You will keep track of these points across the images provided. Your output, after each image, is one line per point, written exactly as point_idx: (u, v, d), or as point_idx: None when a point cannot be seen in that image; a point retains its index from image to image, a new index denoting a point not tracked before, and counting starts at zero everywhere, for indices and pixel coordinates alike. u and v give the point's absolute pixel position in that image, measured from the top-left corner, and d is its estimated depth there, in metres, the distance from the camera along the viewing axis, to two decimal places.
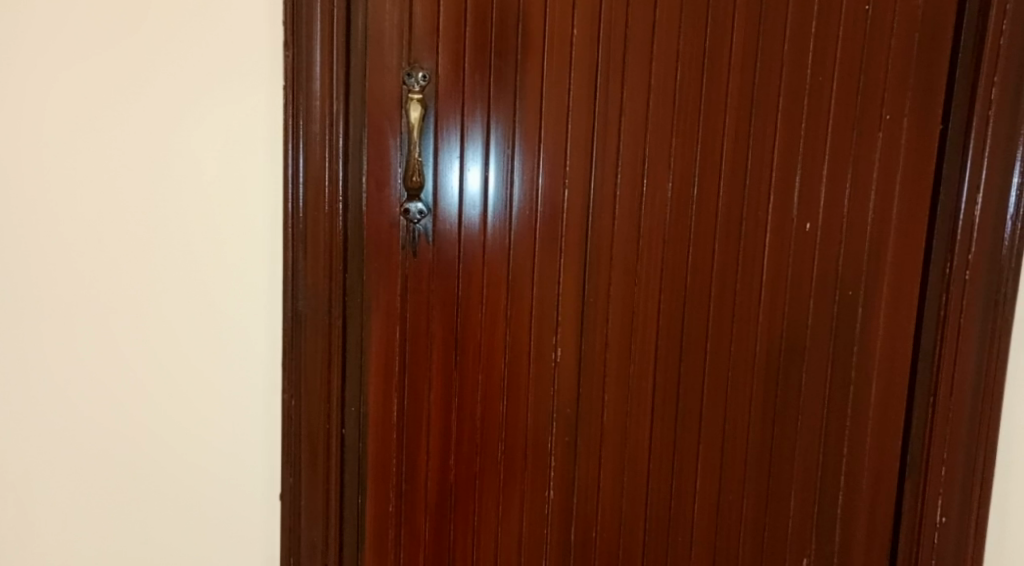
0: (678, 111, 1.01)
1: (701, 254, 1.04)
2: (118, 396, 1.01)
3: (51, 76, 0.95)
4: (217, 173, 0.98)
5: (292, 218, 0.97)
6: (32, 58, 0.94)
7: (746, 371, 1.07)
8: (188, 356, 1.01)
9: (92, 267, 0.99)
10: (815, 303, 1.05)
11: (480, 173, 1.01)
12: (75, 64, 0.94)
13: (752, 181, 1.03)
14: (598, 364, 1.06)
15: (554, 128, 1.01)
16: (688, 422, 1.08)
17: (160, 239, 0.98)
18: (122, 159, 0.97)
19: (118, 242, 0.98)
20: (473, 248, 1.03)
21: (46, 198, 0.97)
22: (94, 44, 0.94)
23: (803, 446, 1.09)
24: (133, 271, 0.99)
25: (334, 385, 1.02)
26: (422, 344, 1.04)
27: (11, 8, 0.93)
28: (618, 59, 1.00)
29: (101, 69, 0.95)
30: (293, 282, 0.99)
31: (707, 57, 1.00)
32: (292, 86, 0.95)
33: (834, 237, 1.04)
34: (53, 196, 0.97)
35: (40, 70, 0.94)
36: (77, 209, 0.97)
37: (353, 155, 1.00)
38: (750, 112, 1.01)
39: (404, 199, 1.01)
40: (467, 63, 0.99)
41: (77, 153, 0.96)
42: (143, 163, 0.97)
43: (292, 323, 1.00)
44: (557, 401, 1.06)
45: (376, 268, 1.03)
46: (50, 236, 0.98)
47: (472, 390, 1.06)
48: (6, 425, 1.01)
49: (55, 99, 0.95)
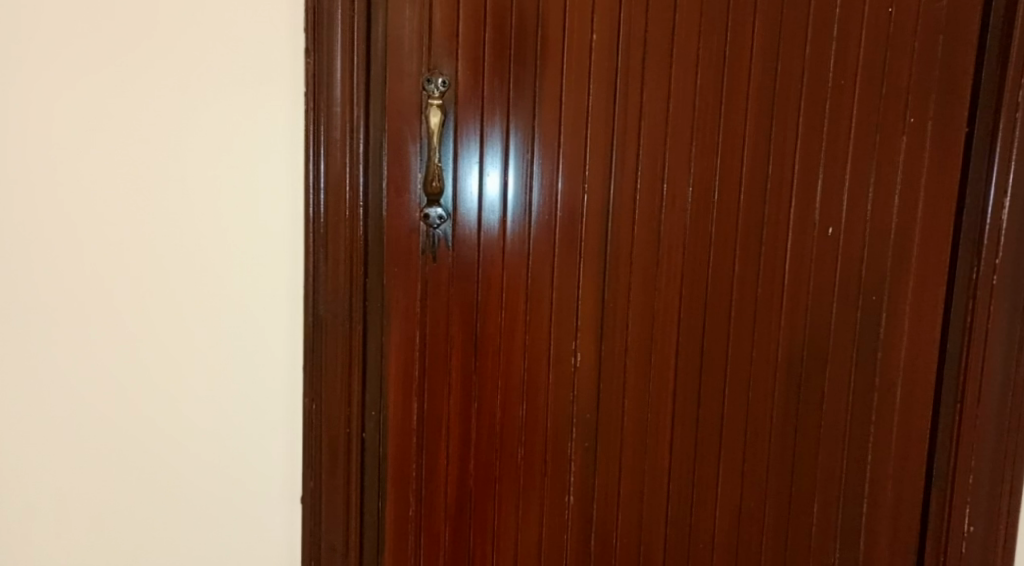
0: (698, 115, 1.01)
1: (721, 258, 1.03)
2: (139, 400, 1.03)
3: (73, 88, 0.97)
4: (237, 179, 0.99)
5: (313, 223, 0.98)
6: (58, 70, 0.96)
7: (767, 376, 1.06)
8: (209, 361, 1.02)
9: (110, 273, 1.00)
10: (838, 309, 1.04)
11: (499, 178, 1.02)
12: (97, 74, 0.96)
13: (773, 185, 1.02)
14: (617, 370, 1.06)
15: (573, 133, 1.01)
16: (708, 427, 1.07)
17: (181, 247, 1.00)
18: (144, 168, 0.98)
19: (140, 249, 1.00)
20: (491, 253, 1.03)
21: (70, 208, 0.99)
22: (111, 59, 0.96)
23: (825, 452, 1.07)
24: (155, 278, 1.01)
25: (355, 388, 1.03)
26: (441, 348, 1.05)
27: (37, 23, 0.95)
28: (638, 64, 1.00)
29: (122, 81, 0.97)
30: (314, 286, 1.00)
31: (727, 62, 1.00)
32: (313, 92, 0.96)
33: (856, 241, 1.03)
34: (76, 205, 0.99)
35: (63, 83, 0.96)
36: (100, 217, 0.99)
37: (373, 161, 1.01)
38: (771, 117, 1.01)
39: (424, 204, 1.02)
40: (487, 69, 0.99)
41: (101, 162, 0.98)
42: (164, 171, 0.98)
43: (313, 328, 1.01)
44: (576, 406, 1.06)
45: (396, 273, 1.03)
46: (74, 245, 1.00)
47: (491, 394, 1.06)
48: (29, 433, 1.03)
49: (78, 110, 0.97)
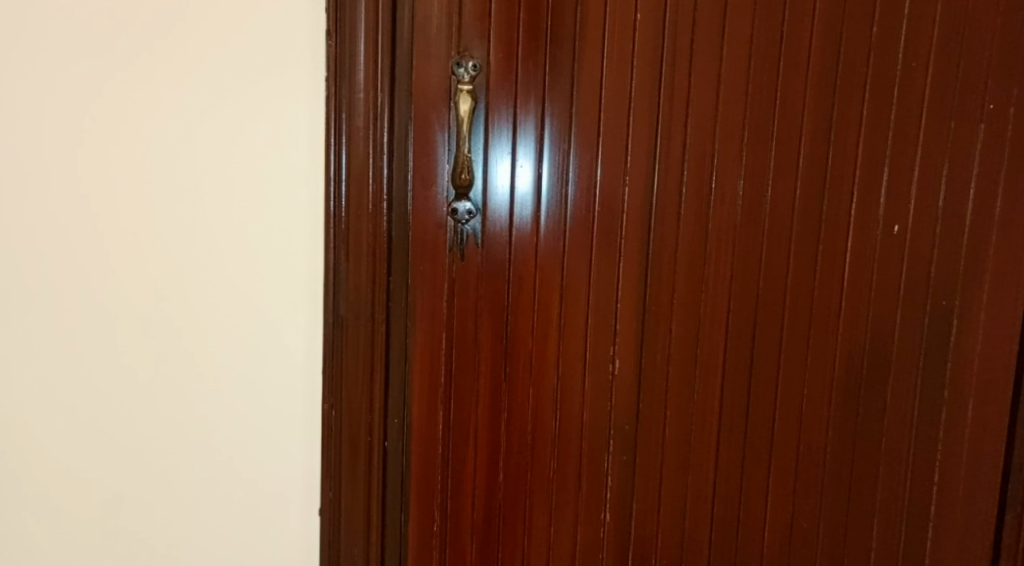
0: (751, 102, 0.92)
1: (774, 259, 0.95)
2: (156, 411, 0.97)
3: (87, 82, 0.91)
4: (259, 175, 0.93)
5: (334, 217, 0.92)
6: (66, 61, 0.91)
7: (822, 387, 0.97)
8: (228, 367, 0.96)
9: (127, 277, 0.95)
10: (903, 315, 0.95)
11: (533, 170, 0.94)
12: (114, 67, 0.91)
13: (832, 178, 0.93)
14: (659, 378, 0.98)
15: (614, 122, 0.93)
16: (756, 441, 0.99)
17: (201, 247, 0.94)
18: (164, 164, 0.92)
19: (157, 250, 0.94)
20: (524, 251, 0.95)
21: (86, 207, 0.93)
22: (122, 42, 0.90)
23: (886, 471, 0.98)
24: (173, 280, 0.95)
25: (377, 394, 0.97)
26: (468, 353, 0.98)
27: (41, 11, 0.90)
28: (685, 46, 0.91)
29: (139, 73, 0.91)
30: (334, 285, 0.94)
31: (784, 44, 0.91)
32: (335, 77, 0.90)
33: (925, 241, 0.93)
34: (93, 204, 0.93)
35: (75, 75, 0.91)
36: (117, 215, 0.94)
37: (397, 151, 0.94)
38: (832, 104, 0.92)
39: (452, 198, 0.95)
40: (521, 52, 0.92)
41: (119, 158, 0.92)
42: (184, 168, 0.93)
43: (333, 330, 0.94)
44: (614, 416, 0.99)
45: (421, 272, 0.96)
46: (91, 245, 0.94)
47: (522, 402, 0.99)
48: (38, 447, 0.98)
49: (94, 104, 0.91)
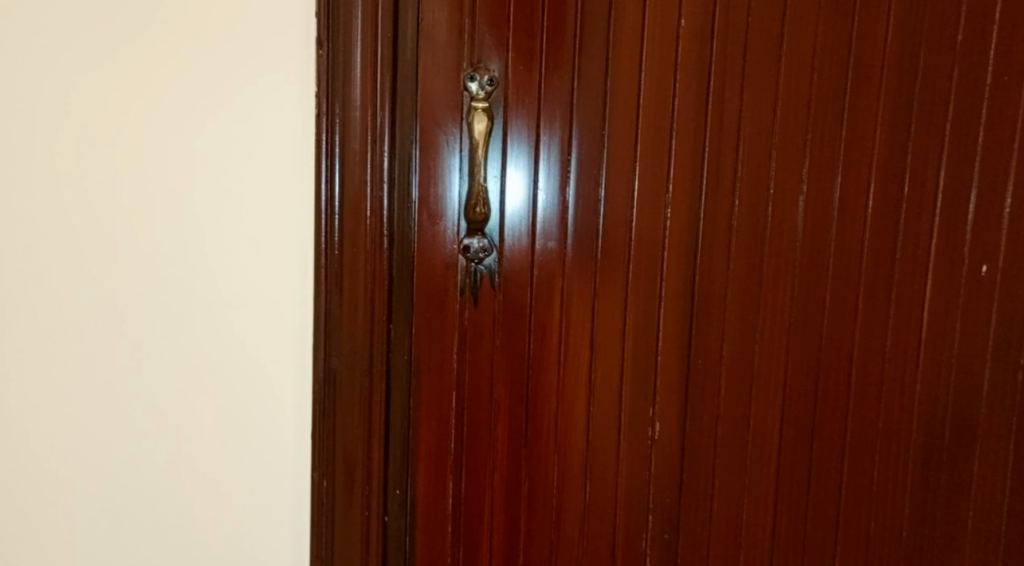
0: (815, 121, 0.79)
1: (840, 303, 0.81)
2: (135, 480, 0.80)
3: (72, 78, 0.75)
4: (259, 210, 0.78)
5: (325, 255, 0.77)
6: (36, 55, 0.75)
7: (897, 452, 0.83)
8: (215, 437, 0.80)
9: (97, 327, 0.78)
10: (992, 368, 0.82)
11: (558, 200, 0.80)
12: (85, 74, 0.75)
13: (910, 209, 0.80)
14: (705, 442, 0.84)
15: (653, 144, 0.79)
16: (819, 515, 0.85)
17: (203, 293, 0.78)
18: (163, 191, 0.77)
19: (153, 293, 0.78)
20: (548, 295, 0.81)
21: (69, 231, 0.77)
22: (64, 46, 0.75)
23: (971, 548, 0.85)
24: (169, 329, 0.79)
25: (375, 462, 0.82)
26: (482, 413, 0.83)
27: None
28: (737, 55, 0.78)
29: (138, 72, 0.75)
30: (325, 334, 0.79)
31: (854, 53, 0.78)
32: (327, 88, 0.76)
33: (1017, 283, 0.80)
34: (79, 226, 0.77)
35: (56, 68, 0.75)
36: (86, 253, 0.77)
37: (400, 176, 0.79)
38: (909, 123, 0.79)
39: (463, 233, 0.81)
40: (544, 63, 0.78)
41: (89, 182, 0.76)
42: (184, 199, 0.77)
43: (325, 388, 0.79)
44: (653, 487, 0.84)
45: (426, 319, 0.82)
46: (66, 276, 0.77)
47: (546, 472, 0.84)
48: None
49: (81, 107, 0.75)
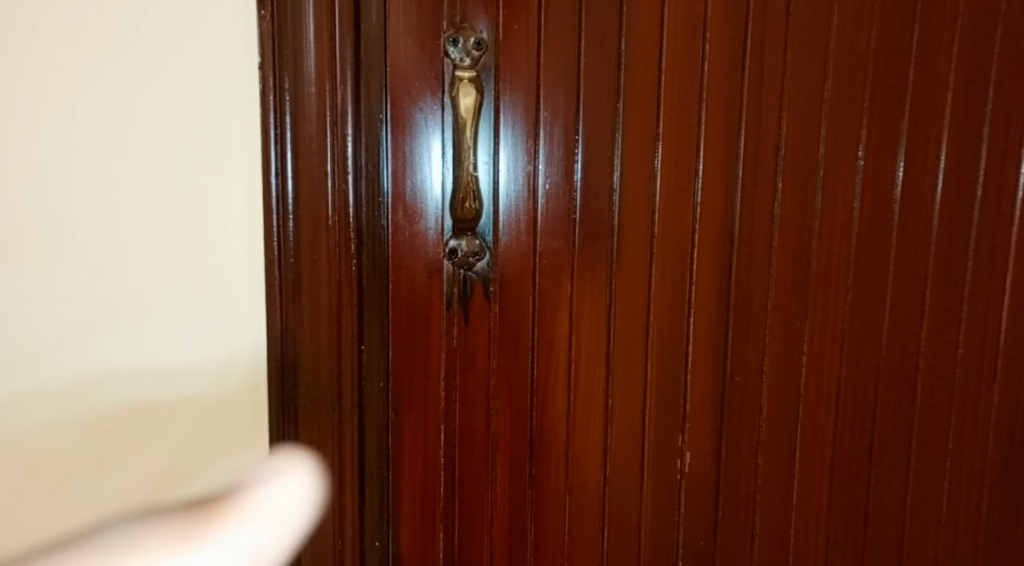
0: (873, 92, 0.66)
1: (903, 306, 0.69)
2: None
3: None
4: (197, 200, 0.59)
5: (278, 265, 0.61)
6: None
7: (966, 476, 0.72)
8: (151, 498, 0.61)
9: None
10: None
11: (565, 191, 0.66)
12: None
13: (984, 196, 0.69)
14: (743, 474, 0.71)
15: (679, 121, 0.65)
16: (876, 553, 0.73)
17: (147, 320, 0.59)
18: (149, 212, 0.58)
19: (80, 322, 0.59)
20: (553, 306, 0.67)
21: None
22: None
23: None
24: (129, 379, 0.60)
25: (349, 513, 0.65)
26: (477, 451, 0.68)
27: None
28: (780, 12, 0.64)
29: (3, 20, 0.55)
30: (282, 359, 0.61)
31: (922, 11, 0.66)
32: (273, 49, 0.58)
33: None
34: None
35: None
36: None
37: (369, 161, 0.63)
38: (985, 95, 0.67)
39: (448, 232, 0.66)
40: (541, 22, 0.63)
41: None
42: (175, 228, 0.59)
43: (279, 425, 0.62)
44: (683, 529, 0.71)
45: (405, 339, 0.66)
46: None
47: (556, 517, 0.70)
48: None
49: None
